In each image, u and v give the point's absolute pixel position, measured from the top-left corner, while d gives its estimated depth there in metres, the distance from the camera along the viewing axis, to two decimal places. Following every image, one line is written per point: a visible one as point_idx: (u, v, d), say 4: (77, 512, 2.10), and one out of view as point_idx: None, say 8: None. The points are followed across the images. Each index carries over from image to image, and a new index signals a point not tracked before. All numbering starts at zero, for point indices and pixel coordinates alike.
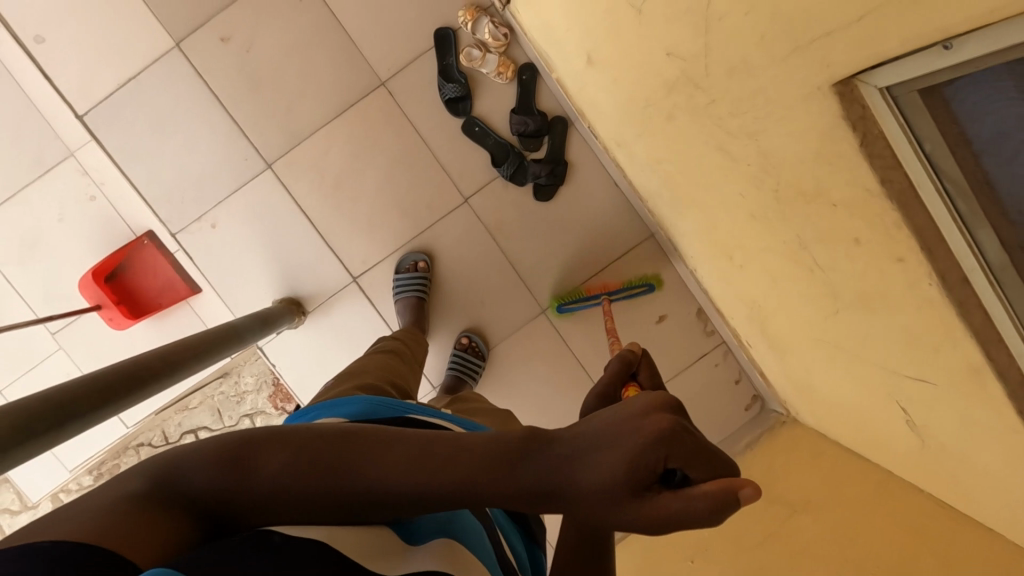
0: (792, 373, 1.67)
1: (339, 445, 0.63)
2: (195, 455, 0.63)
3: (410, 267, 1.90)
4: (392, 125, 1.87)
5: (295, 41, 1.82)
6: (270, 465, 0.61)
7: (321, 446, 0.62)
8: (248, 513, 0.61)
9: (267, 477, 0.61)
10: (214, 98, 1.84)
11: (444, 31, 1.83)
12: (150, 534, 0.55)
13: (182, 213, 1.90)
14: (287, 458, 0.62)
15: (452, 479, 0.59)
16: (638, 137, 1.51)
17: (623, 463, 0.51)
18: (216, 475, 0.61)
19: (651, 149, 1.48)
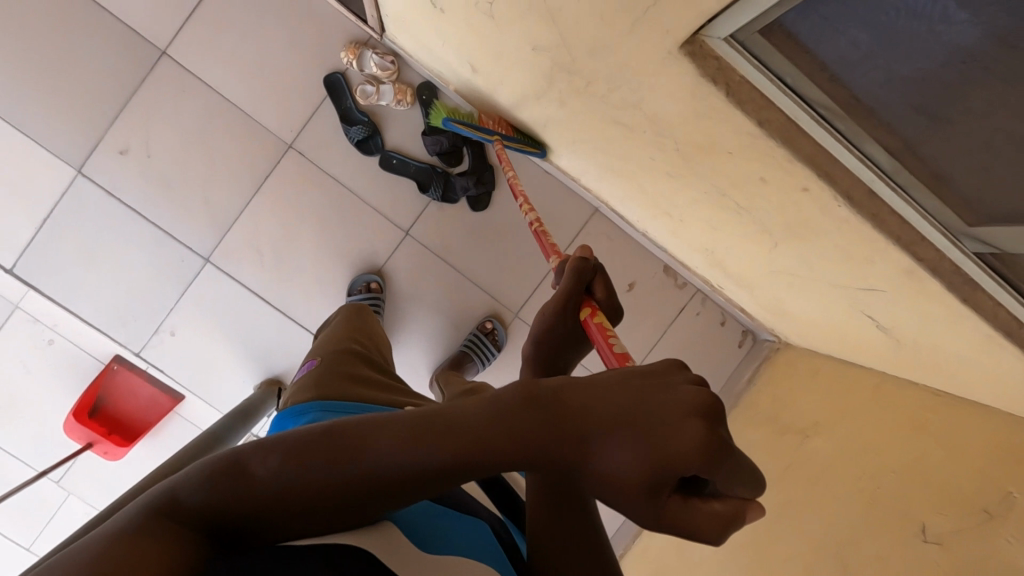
0: (766, 303, 1.66)
1: (323, 444, 0.52)
2: (185, 475, 0.55)
3: (363, 288, 1.85)
4: (312, 183, 1.86)
5: (193, 132, 1.80)
6: (267, 477, 0.52)
7: (301, 437, 0.53)
8: (253, 523, 0.54)
9: (255, 479, 0.52)
10: (134, 210, 1.82)
11: (334, 77, 1.81)
12: (159, 566, 0.49)
13: (139, 331, 1.89)
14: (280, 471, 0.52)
15: (446, 464, 0.50)
16: (545, 127, 1.50)
17: (647, 473, 0.44)
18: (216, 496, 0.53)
19: (560, 134, 1.47)
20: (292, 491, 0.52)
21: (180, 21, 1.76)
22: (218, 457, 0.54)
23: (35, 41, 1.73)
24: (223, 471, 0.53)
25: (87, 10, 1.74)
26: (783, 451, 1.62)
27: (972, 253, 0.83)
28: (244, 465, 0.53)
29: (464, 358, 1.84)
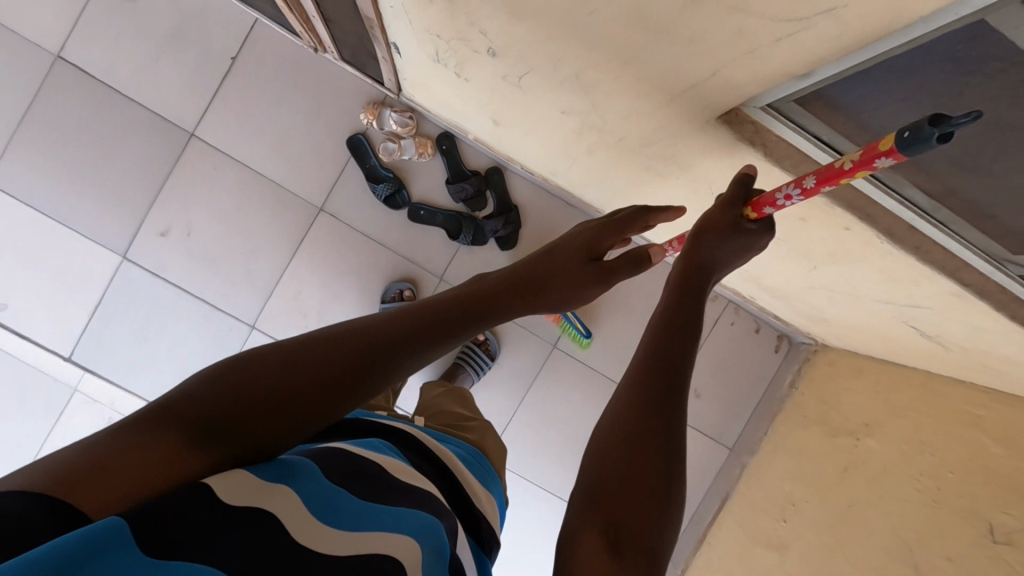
0: (802, 312, 1.69)
1: (347, 332, 0.72)
2: (198, 381, 0.66)
3: (397, 296, 1.89)
4: (345, 241, 1.92)
5: (228, 207, 1.87)
6: (275, 367, 0.68)
7: (319, 344, 0.70)
8: (243, 431, 0.65)
9: (271, 373, 0.67)
10: (180, 288, 1.89)
11: (356, 138, 1.87)
12: (147, 459, 0.59)
13: None
14: (292, 362, 0.68)
15: (465, 309, 0.80)
16: (570, 169, 1.55)
17: (587, 246, 0.96)
18: (217, 398, 0.65)
19: (586, 176, 1.51)
20: (295, 374, 0.67)
21: (205, 104, 1.84)
22: (230, 361, 0.68)
23: (74, 140, 1.81)
24: (236, 371, 0.67)
25: (117, 104, 1.81)
26: (836, 455, 1.65)
27: (1018, 277, 0.85)
28: (265, 358, 0.68)
29: (457, 369, 1.88)
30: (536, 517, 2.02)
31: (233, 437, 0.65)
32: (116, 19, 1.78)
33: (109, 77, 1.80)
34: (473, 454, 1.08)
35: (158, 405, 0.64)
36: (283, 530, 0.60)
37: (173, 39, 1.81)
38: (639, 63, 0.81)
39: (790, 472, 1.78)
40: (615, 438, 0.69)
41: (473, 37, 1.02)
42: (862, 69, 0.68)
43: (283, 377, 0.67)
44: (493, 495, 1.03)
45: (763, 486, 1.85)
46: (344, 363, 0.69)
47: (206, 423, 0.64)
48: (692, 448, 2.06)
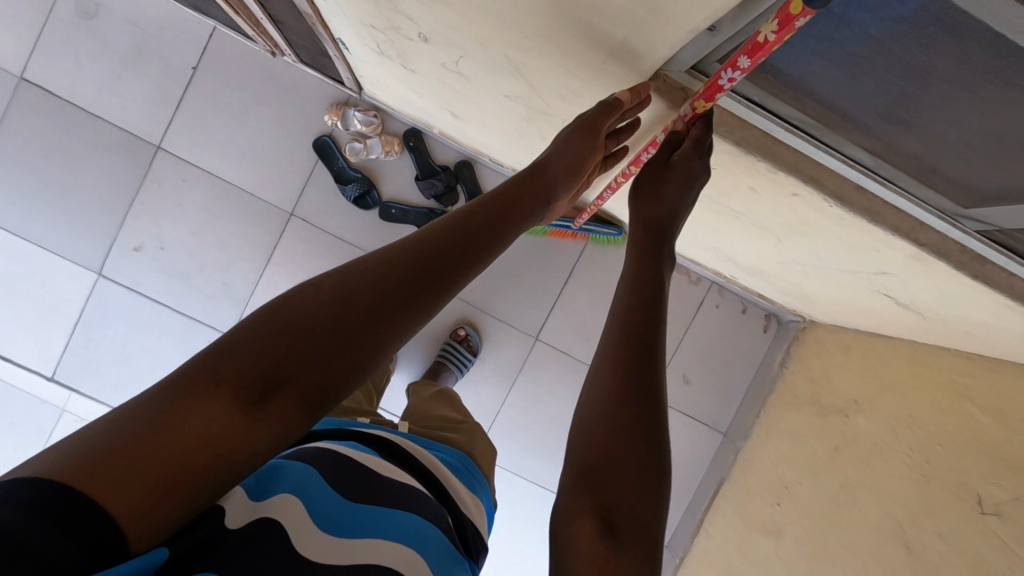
0: (782, 288, 1.64)
1: (396, 266, 0.63)
2: (236, 343, 0.57)
3: None
4: (318, 245, 1.90)
5: (199, 218, 1.87)
6: (310, 316, 0.58)
7: (367, 281, 0.61)
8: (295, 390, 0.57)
9: (320, 319, 0.58)
10: (158, 302, 1.89)
11: (323, 141, 1.85)
12: (195, 443, 0.52)
13: None
14: (330, 308, 0.59)
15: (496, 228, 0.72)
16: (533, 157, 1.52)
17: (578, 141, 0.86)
18: (251, 357, 0.55)
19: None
20: (349, 314, 0.59)
21: (170, 116, 1.83)
22: (273, 310, 0.59)
23: (41, 162, 1.81)
24: (281, 321, 0.57)
25: (82, 123, 1.81)
26: (827, 434, 1.60)
27: (976, 232, 0.81)
28: (311, 303, 0.59)
29: (440, 368, 1.82)
30: (530, 514, 1.99)
31: (282, 399, 0.56)
32: (74, 38, 1.78)
33: (72, 96, 1.80)
34: (461, 460, 1.04)
35: (186, 372, 0.54)
36: (284, 540, 0.63)
37: (133, 54, 1.80)
38: (554, 35, 0.78)
39: (783, 454, 1.73)
40: (608, 421, 0.65)
41: (403, 24, 1.00)
42: (761, 24, 0.65)
43: (324, 326, 0.58)
44: (481, 500, 1.00)
45: (757, 470, 1.81)
46: (393, 302, 0.61)
47: (241, 391, 0.55)
48: (685, 435, 2.02)
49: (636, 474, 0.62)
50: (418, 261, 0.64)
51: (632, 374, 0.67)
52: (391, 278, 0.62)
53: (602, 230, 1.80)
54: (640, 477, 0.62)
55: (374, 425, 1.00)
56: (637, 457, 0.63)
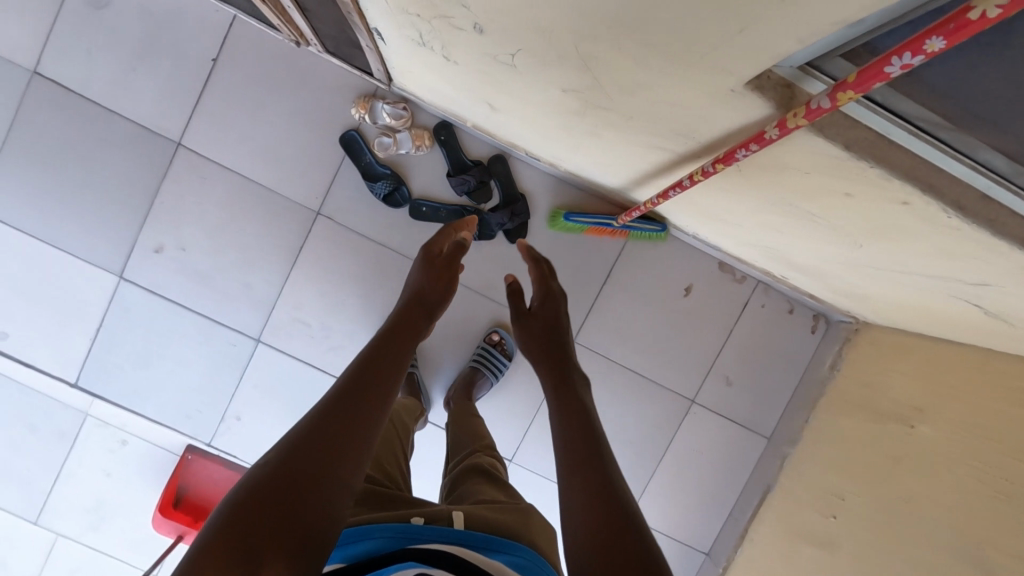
0: (839, 290, 1.55)
1: (326, 414, 0.82)
2: (215, 528, 0.70)
3: None
4: (345, 245, 1.82)
5: (222, 218, 1.79)
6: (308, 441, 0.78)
7: (306, 441, 0.78)
8: (271, 535, 0.70)
9: (278, 472, 0.75)
10: (181, 306, 1.82)
11: (350, 136, 1.76)
12: None
13: (206, 421, 1.88)
14: (323, 432, 0.80)
15: (397, 364, 0.93)
16: (578, 153, 1.44)
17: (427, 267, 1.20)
18: (274, 483, 0.74)
19: (595, 158, 1.41)
20: (306, 464, 0.76)
21: (189, 111, 1.75)
22: (240, 491, 0.74)
23: (56, 160, 1.74)
24: (253, 493, 0.73)
25: (98, 119, 1.73)
26: (886, 443, 1.52)
27: None
28: (268, 471, 0.75)
29: (476, 373, 1.76)
30: None
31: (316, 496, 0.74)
32: (86, 30, 1.70)
33: (86, 91, 1.72)
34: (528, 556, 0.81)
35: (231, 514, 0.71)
36: None
37: (148, 45, 1.71)
38: (644, 27, 0.69)
39: (835, 463, 1.65)
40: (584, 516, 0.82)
41: (455, 14, 0.90)
42: (923, 9, 0.56)
43: (325, 446, 0.78)
44: None
45: (806, 478, 1.73)
46: (334, 442, 0.79)
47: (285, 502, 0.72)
48: (726, 440, 1.94)
49: (621, 534, 0.79)
50: (339, 411, 0.82)
51: (588, 466, 0.88)
52: (358, 397, 0.85)
53: (638, 227, 1.71)
54: (627, 532, 0.80)
55: (431, 527, 0.81)
56: (617, 523, 0.81)
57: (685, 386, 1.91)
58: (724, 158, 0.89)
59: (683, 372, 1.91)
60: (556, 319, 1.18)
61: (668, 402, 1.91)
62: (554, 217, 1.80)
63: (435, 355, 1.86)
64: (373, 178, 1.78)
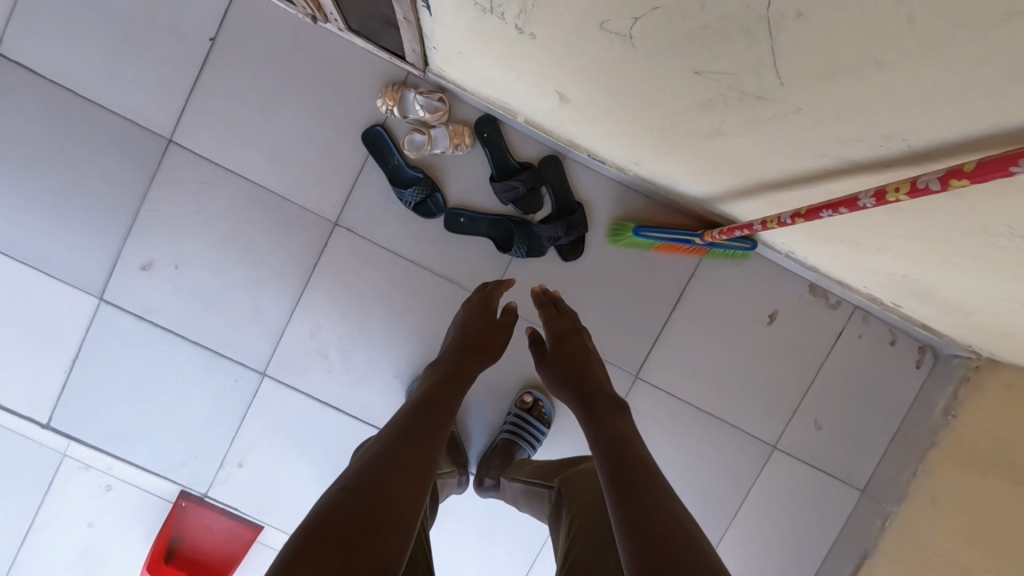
0: (981, 326, 1.26)
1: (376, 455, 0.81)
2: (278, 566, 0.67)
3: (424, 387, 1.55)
4: (369, 262, 1.54)
5: (222, 229, 1.50)
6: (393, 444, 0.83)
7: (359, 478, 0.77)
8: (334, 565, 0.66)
9: (335, 504, 0.73)
10: (173, 332, 1.53)
11: (375, 132, 1.48)
12: None
13: (204, 468, 1.59)
14: (404, 437, 0.84)
15: (445, 406, 0.94)
16: (672, 153, 1.18)
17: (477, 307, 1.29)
18: (361, 487, 0.75)
19: (697, 158, 1.15)
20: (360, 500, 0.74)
21: (184, 100, 1.46)
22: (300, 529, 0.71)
23: (25, 159, 1.45)
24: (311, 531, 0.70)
25: (75, 111, 1.44)
26: None
27: None
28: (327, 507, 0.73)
29: (512, 447, 1.52)
30: None
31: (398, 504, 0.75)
32: (62, 3, 1.41)
33: (61, 77, 1.43)
34: None
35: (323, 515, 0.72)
36: None
37: (136, 23, 1.42)
38: None
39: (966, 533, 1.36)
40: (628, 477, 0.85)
41: None
42: None
43: (425, 432, 0.86)
44: None
45: (923, 547, 1.44)
46: (386, 479, 0.77)
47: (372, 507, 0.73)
48: (814, 493, 1.65)
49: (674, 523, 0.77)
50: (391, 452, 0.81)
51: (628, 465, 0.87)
52: (413, 429, 0.86)
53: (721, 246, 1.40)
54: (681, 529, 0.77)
55: None
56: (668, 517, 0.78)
57: (766, 429, 1.62)
58: (977, 169, 0.73)
59: (765, 412, 1.61)
60: (586, 356, 1.15)
61: (746, 448, 1.62)
62: (620, 229, 1.50)
63: None
64: (401, 184, 1.49)
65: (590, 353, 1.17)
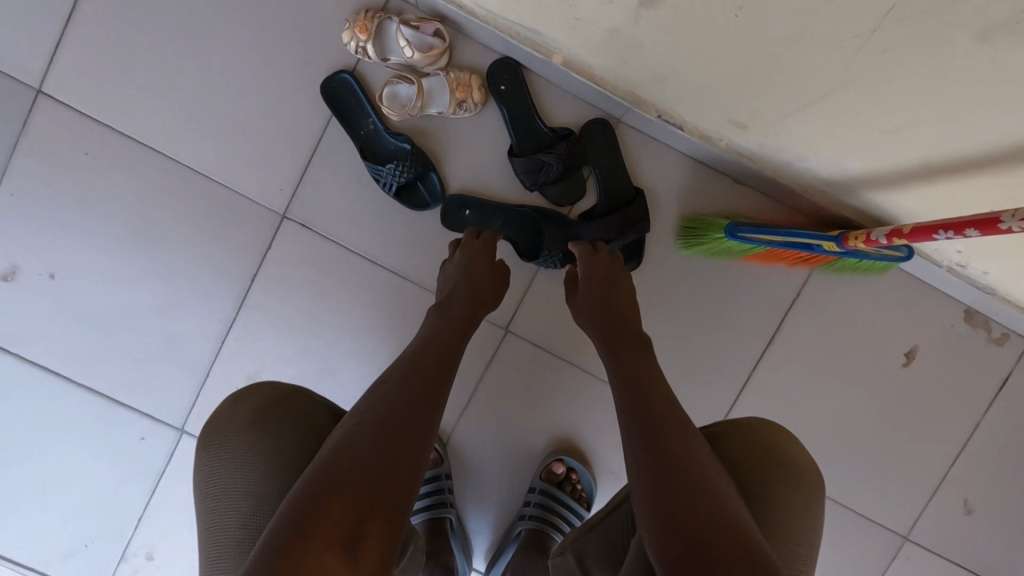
0: None
1: (368, 421, 0.61)
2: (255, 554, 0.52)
3: None
4: (332, 270, 1.05)
5: (118, 221, 1.02)
6: (359, 440, 0.59)
7: (344, 452, 0.58)
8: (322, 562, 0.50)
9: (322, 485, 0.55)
10: (47, 371, 1.04)
11: (339, 82, 1.01)
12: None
13: (93, 567, 1.09)
14: (375, 430, 0.60)
15: (447, 369, 0.71)
16: (840, 98, 0.68)
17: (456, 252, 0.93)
18: (315, 506, 0.54)
19: (898, 101, 0.65)
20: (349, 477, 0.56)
21: (60, 31, 0.98)
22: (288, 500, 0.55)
23: None
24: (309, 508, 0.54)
25: None
26: None
27: None
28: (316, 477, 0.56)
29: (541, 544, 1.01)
30: None
31: (372, 523, 0.54)
32: None
33: None
34: None
35: (265, 548, 0.52)
36: None
37: None
38: None
39: None
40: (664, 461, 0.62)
41: None
42: None
43: (404, 415, 0.62)
44: None
45: None
46: (382, 459, 0.57)
47: (330, 531, 0.52)
48: None
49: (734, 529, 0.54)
50: (384, 428, 0.60)
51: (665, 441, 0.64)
52: (409, 395, 0.64)
53: (864, 254, 0.93)
54: (741, 529, 0.55)
55: None
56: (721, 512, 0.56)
57: (896, 514, 1.14)
58: None
59: (894, 490, 1.14)
60: (625, 291, 0.88)
61: (868, 540, 1.14)
62: (705, 229, 1.01)
63: (481, 463, 1.10)
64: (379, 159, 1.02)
65: (629, 294, 0.88)
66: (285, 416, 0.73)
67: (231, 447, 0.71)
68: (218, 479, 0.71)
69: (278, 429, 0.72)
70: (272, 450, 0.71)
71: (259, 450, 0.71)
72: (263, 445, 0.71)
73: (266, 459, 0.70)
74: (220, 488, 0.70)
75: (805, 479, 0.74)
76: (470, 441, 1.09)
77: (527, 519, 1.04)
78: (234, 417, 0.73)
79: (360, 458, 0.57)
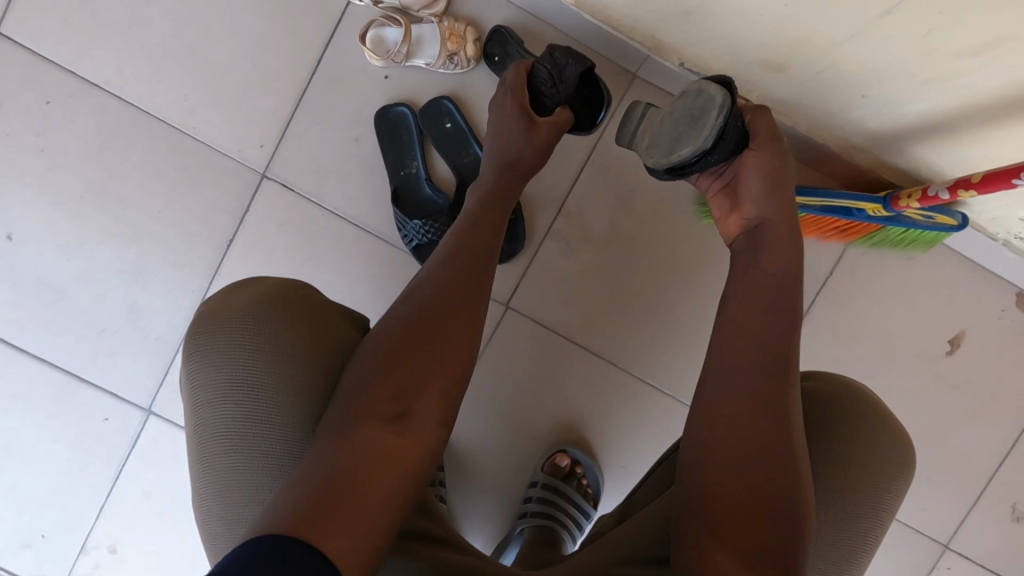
0: None
1: (451, 276, 0.61)
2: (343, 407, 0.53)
3: None
4: (315, 236, 0.95)
5: (84, 177, 0.93)
6: (408, 347, 0.56)
7: (428, 310, 0.58)
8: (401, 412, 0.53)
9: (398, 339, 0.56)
10: (3, 341, 0.95)
11: (395, 116, 0.94)
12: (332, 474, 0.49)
13: (49, 560, 0.99)
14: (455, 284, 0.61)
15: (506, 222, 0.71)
16: (905, 10, 0.57)
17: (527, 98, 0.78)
18: (414, 336, 0.57)
19: (979, 10, 0.54)
20: (429, 330, 0.57)
21: None
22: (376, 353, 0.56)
23: None
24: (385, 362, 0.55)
25: None
26: None
27: None
28: (395, 333, 0.57)
29: (546, 536, 0.90)
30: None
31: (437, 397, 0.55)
32: None
33: None
34: None
35: (369, 369, 0.55)
36: None
37: None
38: None
39: None
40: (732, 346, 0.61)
41: None
42: None
43: (472, 264, 0.63)
44: None
45: None
46: (456, 318, 0.59)
47: (391, 414, 0.53)
48: None
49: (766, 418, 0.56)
50: (461, 282, 0.61)
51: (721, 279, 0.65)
52: (479, 252, 0.64)
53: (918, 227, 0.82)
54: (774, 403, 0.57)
55: None
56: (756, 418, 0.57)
57: (936, 521, 1.02)
58: None
59: (935, 493, 1.02)
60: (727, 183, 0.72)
61: (905, 548, 1.02)
62: None
63: (477, 451, 0.99)
64: (410, 209, 0.95)
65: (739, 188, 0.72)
66: (289, 302, 0.60)
67: (218, 350, 0.56)
68: (203, 383, 0.56)
69: (273, 324, 0.58)
70: (261, 346, 0.56)
71: (249, 350, 0.56)
72: (254, 343, 0.56)
73: (262, 363, 0.56)
74: (200, 393, 0.57)
75: (888, 440, 0.63)
76: (468, 425, 0.99)
77: (530, 516, 0.94)
78: (221, 308, 0.58)
79: (404, 366, 0.55)
